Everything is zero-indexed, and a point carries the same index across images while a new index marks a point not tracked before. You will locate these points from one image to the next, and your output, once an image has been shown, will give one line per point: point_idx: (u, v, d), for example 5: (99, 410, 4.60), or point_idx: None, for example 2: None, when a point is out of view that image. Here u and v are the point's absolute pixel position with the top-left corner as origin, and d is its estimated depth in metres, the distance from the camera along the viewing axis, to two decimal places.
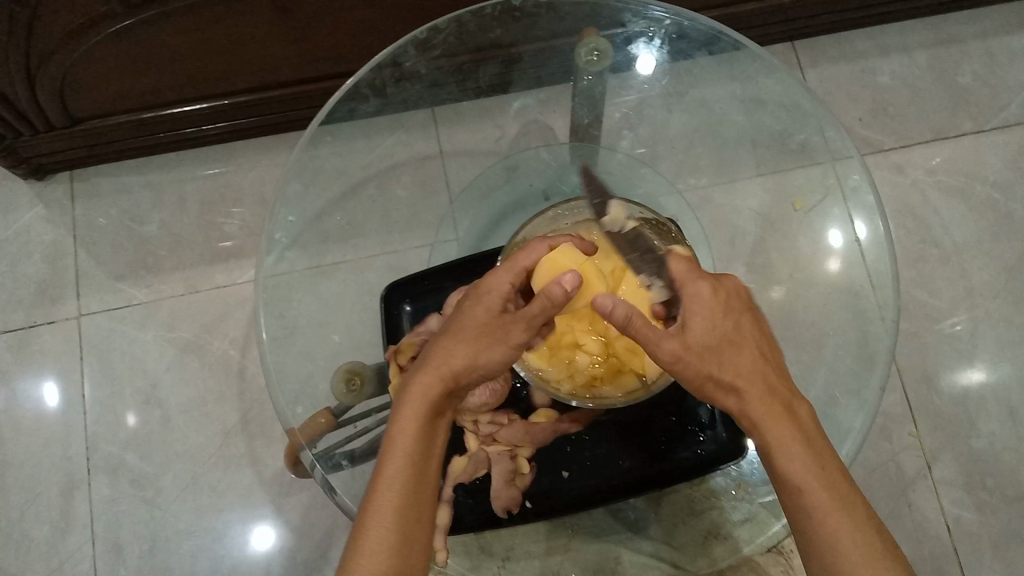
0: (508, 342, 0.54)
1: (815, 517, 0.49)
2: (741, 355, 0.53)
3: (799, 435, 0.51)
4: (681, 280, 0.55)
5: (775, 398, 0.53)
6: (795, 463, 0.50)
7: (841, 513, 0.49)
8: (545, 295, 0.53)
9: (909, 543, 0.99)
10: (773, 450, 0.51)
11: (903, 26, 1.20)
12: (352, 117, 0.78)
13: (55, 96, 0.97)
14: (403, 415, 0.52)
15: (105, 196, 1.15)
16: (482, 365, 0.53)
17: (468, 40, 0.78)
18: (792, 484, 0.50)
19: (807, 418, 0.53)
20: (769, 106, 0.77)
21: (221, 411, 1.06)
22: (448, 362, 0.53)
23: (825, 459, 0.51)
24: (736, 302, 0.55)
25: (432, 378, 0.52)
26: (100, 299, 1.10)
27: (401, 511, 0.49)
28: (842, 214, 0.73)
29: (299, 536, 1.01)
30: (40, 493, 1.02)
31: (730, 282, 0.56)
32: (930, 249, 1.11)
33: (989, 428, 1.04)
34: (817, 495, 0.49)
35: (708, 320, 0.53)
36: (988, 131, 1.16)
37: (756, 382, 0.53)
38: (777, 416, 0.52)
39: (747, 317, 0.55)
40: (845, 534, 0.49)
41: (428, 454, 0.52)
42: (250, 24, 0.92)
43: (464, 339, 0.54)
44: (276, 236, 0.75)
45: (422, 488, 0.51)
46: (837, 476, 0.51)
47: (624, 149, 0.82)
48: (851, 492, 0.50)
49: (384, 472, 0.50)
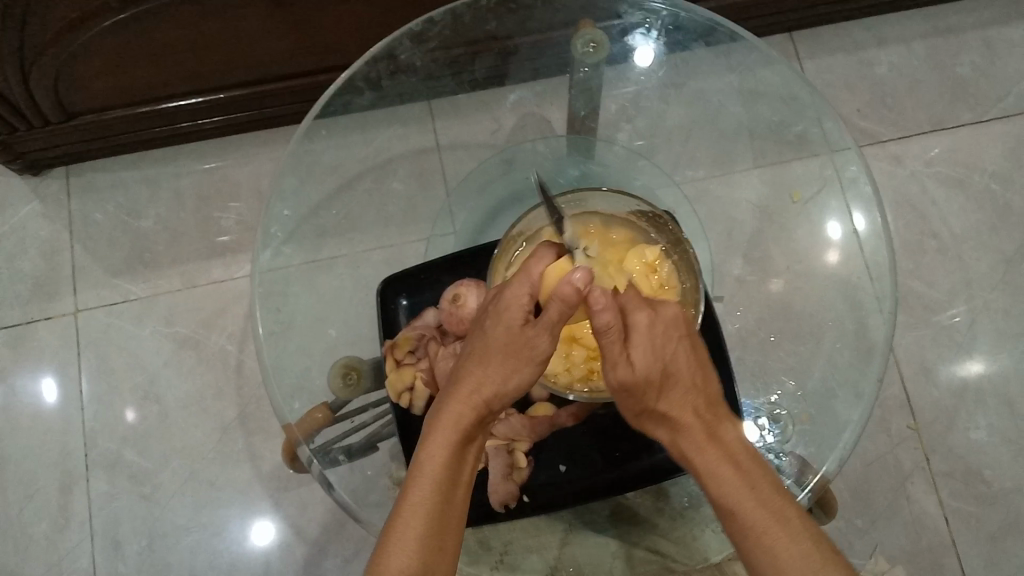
0: (535, 359, 0.53)
1: (753, 539, 0.49)
2: (672, 386, 0.53)
3: (727, 460, 0.52)
4: (623, 308, 0.53)
5: (702, 424, 0.53)
6: (726, 488, 0.51)
7: (778, 530, 0.49)
8: (557, 296, 0.50)
9: (907, 535, 1.00)
10: (706, 479, 0.52)
11: (902, 16, 1.20)
12: (346, 110, 0.77)
13: (50, 92, 0.97)
14: (435, 439, 0.51)
15: (101, 191, 1.14)
16: (512, 387, 0.53)
17: (463, 32, 0.78)
18: (726, 511, 0.51)
19: (736, 440, 0.53)
20: (768, 97, 0.76)
21: (219, 406, 1.06)
22: (480, 390, 0.53)
23: (758, 480, 0.51)
24: (675, 330, 0.54)
25: (464, 405, 0.52)
26: (97, 294, 1.10)
27: (426, 537, 0.49)
28: (840, 206, 0.73)
29: (298, 532, 1.01)
30: (39, 489, 1.03)
31: (668, 309, 0.54)
32: (929, 240, 1.11)
33: (987, 420, 1.04)
34: (752, 517, 0.50)
35: (646, 348, 0.52)
36: (987, 121, 1.16)
37: (686, 411, 0.53)
38: (704, 446, 0.52)
39: (683, 343, 0.54)
40: (783, 550, 0.48)
41: (455, 481, 0.51)
42: (245, 16, 0.91)
43: (491, 362, 0.53)
44: (272, 230, 0.75)
45: (450, 511, 0.50)
46: (772, 494, 0.51)
47: (623, 142, 0.83)
48: (787, 507, 0.50)
49: (410, 497, 0.50)
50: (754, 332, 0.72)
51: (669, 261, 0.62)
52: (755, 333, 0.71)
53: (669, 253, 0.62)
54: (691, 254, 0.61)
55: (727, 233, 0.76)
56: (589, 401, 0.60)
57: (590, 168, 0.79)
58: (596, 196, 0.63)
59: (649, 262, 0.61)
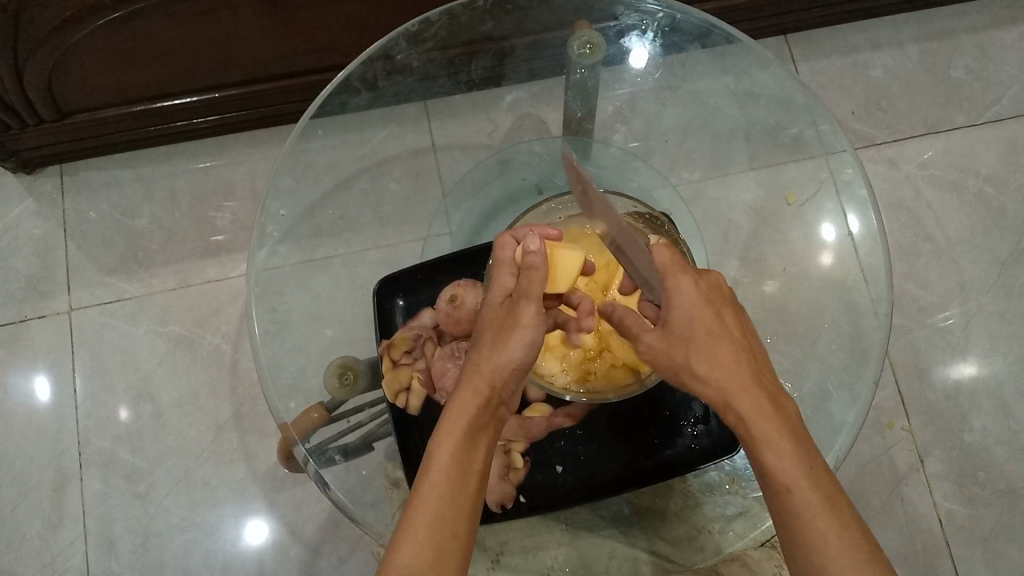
0: (521, 324, 0.53)
1: (803, 516, 0.48)
2: (720, 346, 0.52)
3: (785, 431, 0.50)
4: (664, 270, 0.54)
5: (760, 390, 0.51)
6: (782, 459, 0.49)
7: (829, 514, 0.47)
8: (527, 267, 0.54)
9: (900, 535, 1.00)
10: (759, 445, 0.50)
11: (896, 20, 1.20)
12: (343, 110, 0.78)
13: (44, 90, 0.96)
14: (447, 422, 0.52)
15: (96, 189, 1.14)
16: (508, 362, 0.53)
17: (459, 32, 0.78)
18: (776, 483, 0.49)
19: (792, 414, 0.52)
20: (763, 100, 0.77)
21: (214, 406, 1.06)
22: (481, 367, 0.53)
23: (813, 459, 0.49)
24: (719, 296, 0.54)
25: (470, 392, 0.52)
26: (91, 293, 1.10)
27: (438, 522, 0.48)
28: (835, 208, 0.73)
29: (293, 532, 1.01)
30: (32, 489, 1.02)
31: (713, 275, 0.56)
32: (922, 242, 1.12)
33: (980, 421, 1.04)
34: (805, 494, 0.48)
35: (690, 309, 0.53)
36: (981, 125, 1.16)
37: (738, 373, 0.52)
38: (763, 410, 0.50)
39: (728, 309, 0.54)
40: (834, 537, 0.47)
41: (466, 470, 0.50)
42: (240, 15, 0.91)
43: (485, 343, 0.54)
44: (267, 230, 0.74)
45: (462, 493, 0.49)
46: (824, 475, 0.49)
47: (618, 143, 0.82)
48: (837, 491, 0.49)
49: (423, 485, 0.49)
50: None
51: None
52: None
53: None
54: (688, 255, 0.61)
55: (723, 236, 0.78)
56: (586, 401, 0.61)
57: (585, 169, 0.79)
58: None
59: None
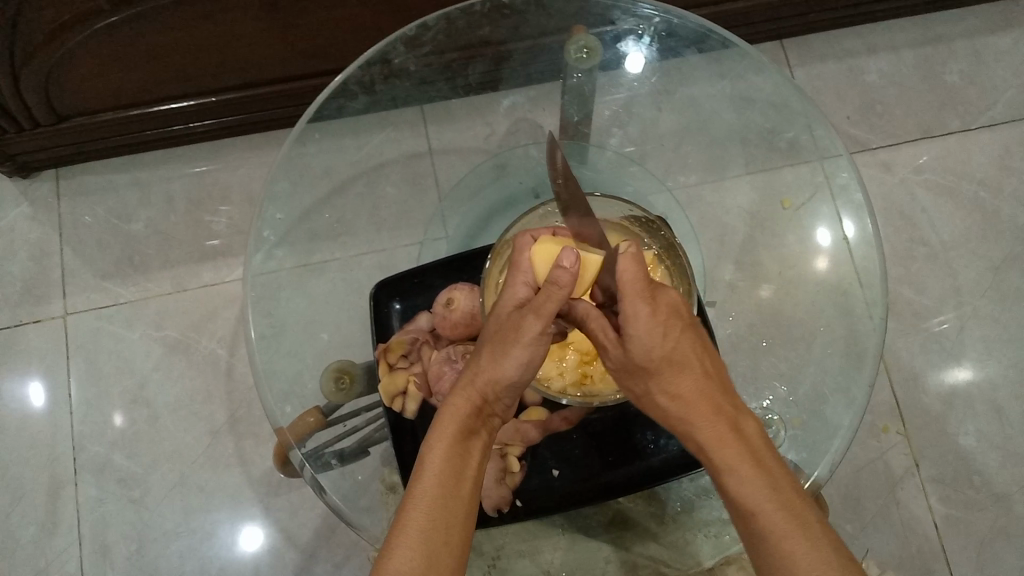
0: (522, 339, 0.52)
1: (770, 541, 0.47)
2: (680, 374, 0.52)
3: (747, 455, 0.50)
4: (624, 291, 0.52)
5: (721, 416, 0.51)
6: (745, 485, 0.49)
7: (798, 534, 0.47)
8: (550, 282, 0.52)
9: (896, 540, 1.00)
10: (722, 472, 0.50)
11: (891, 25, 1.21)
12: (340, 114, 0.77)
13: (41, 94, 0.96)
14: (438, 432, 0.52)
15: (91, 193, 1.14)
16: (505, 373, 0.52)
17: (457, 36, 0.77)
18: (742, 510, 0.49)
19: (755, 436, 0.51)
20: (759, 105, 0.77)
21: (210, 411, 1.05)
22: (476, 377, 0.53)
23: (779, 480, 0.49)
24: (676, 319, 0.53)
25: (462, 398, 0.53)
26: (86, 297, 1.09)
27: (430, 528, 0.48)
28: (831, 212, 0.73)
29: (288, 538, 1.01)
30: (26, 494, 1.02)
31: (667, 294, 0.54)
32: (918, 247, 1.12)
33: (975, 425, 1.05)
34: (770, 519, 0.48)
35: (647, 336, 0.52)
36: (975, 129, 1.17)
37: (698, 401, 0.52)
38: (724, 437, 0.50)
39: (688, 331, 0.53)
40: (802, 557, 0.46)
41: (460, 475, 0.50)
42: (238, 19, 0.91)
43: (484, 353, 0.54)
44: (264, 234, 0.74)
45: (454, 504, 0.49)
46: (790, 495, 0.49)
47: (613, 147, 0.84)
48: (805, 511, 0.48)
49: (413, 497, 0.49)
50: (744, 339, 0.72)
51: (662, 266, 0.63)
52: (746, 339, 0.72)
53: (662, 258, 0.63)
54: (684, 259, 0.61)
55: (719, 239, 0.79)
56: (583, 404, 0.60)
57: (582, 173, 0.79)
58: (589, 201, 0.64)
59: None
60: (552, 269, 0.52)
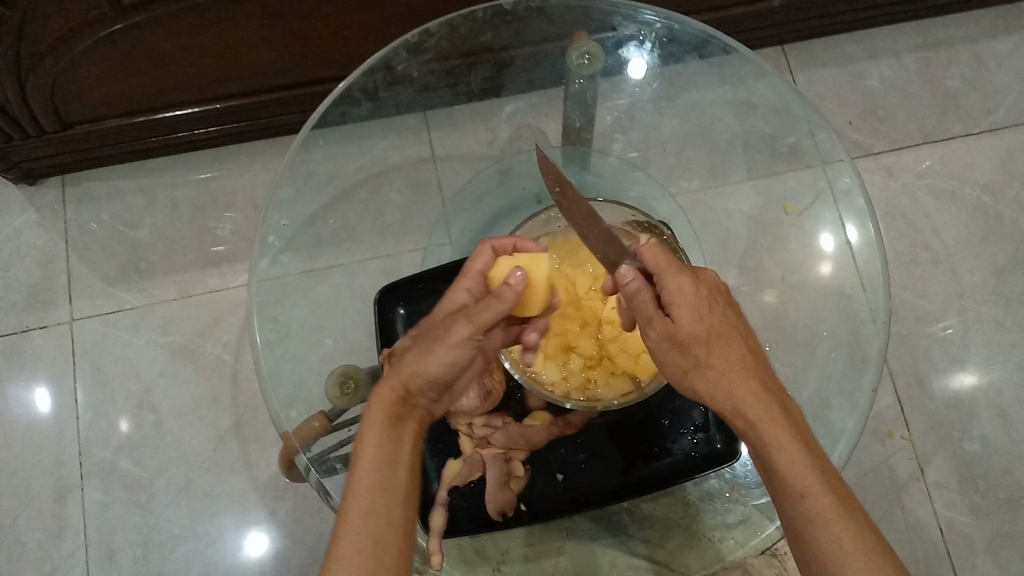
0: (450, 342, 0.53)
1: (817, 517, 0.48)
2: (727, 348, 0.52)
3: (794, 433, 0.50)
4: (660, 271, 0.53)
5: (767, 394, 0.51)
6: (793, 462, 0.49)
7: (842, 512, 0.48)
8: (493, 296, 0.53)
9: (901, 543, 1.00)
10: (769, 448, 0.50)
11: (893, 30, 1.21)
12: (343, 120, 0.79)
13: (47, 101, 0.97)
14: (369, 424, 0.52)
15: (97, 200, 1.14)
16: (430, 370, 0.53)
17: (459, 44, 0.78)
18: (791, 487, 0.49)
19: (798, 416, 0.52)
20: (761, 110, 0.78)
21: (215, 416, 1.06)
22: (403, 373, 0.53)
23: (821, 459, 0.50)
24: (720, 297, 0.54)
25: (387, 389, 0.53)
26: (92, 303, 1.10)
27: (371, 510, 0.49)
28: (833, 217, 0.74)
29: (293, 542, 1.01)
30: (32, 499, 1.02)
31: (710, 275, 0.55)
32: (920, 251, 1.12)
33: (980, 429, 1.05)
34: (817, 494, 0.48)
35: (691, 309, 0.52)
36: (978, 134, 1.17)
37: (742, 377, 0.52)
38: (773, 414, 0.51)
39: (729, 310, 0.54)
40: (847, 537, 0.47)
41: (393, 460, 0.52)
42: (241, 27, 0.92)
43: (414, 349, 0.54)
44: (270, 240, 0.75)
45: (392, 488, 0.50)
46: (834, 477, 0.50)
47: (616, 152, 0.84)
48: (850, 492, 0.50)
49: (350, 487, 0.50)
50: None
51: None
52: None
53: None
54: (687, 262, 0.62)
55: (721, 245, 0.80)
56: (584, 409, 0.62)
57: (585, 179, 0.80)
58: (592, 206, 0.65)
59: None
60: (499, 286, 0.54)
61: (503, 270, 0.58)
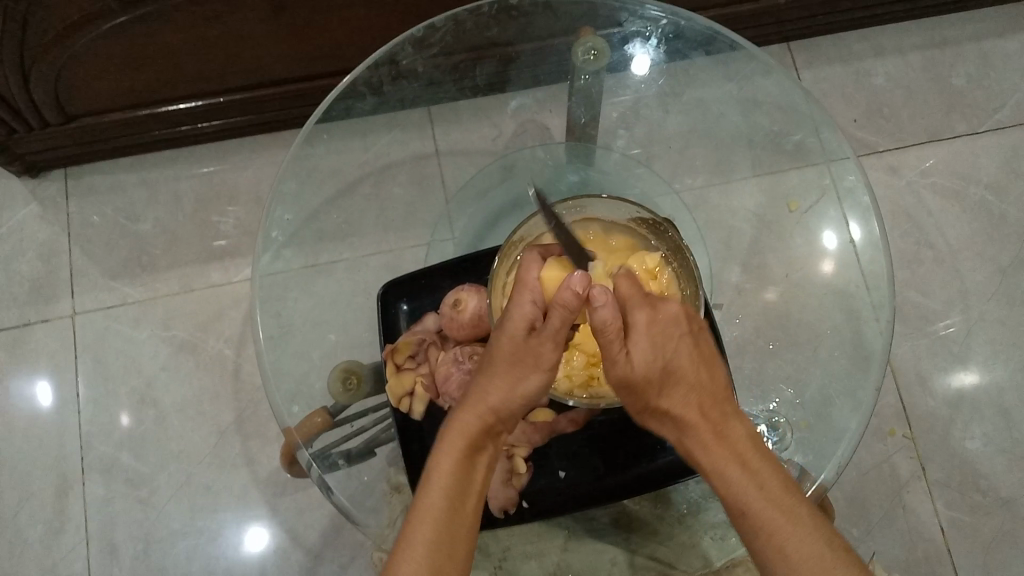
0: (540, 368, 0.53)
1: (762, 536, 0.49)
2: (673, 385, 0.53)
3: (734, 458, 0.51)
4: (624, 302, 0.53)
5: (706, 422, 0.53)
6: (730, 487, 0.51)
7: (787, 528, 0.49)
8: (557, 303, 0.50)
9: (902, 542, 1.00)
10: (711, 476, 0.52)
11: (898, 28, 1.21)
12: (347, 114, 0.78)
13: (50, 93, 0.97)
14: (444, 449, 0.52)
15: (100, 194, 1.14)
16: (519, 396, 0.53)
17: (466, 38, 0.77)
18: (734, 508, 0.51)
19: (744, 438, 0.52)
20: (766, 108, 0.77)
21: (216, 411, 1.06)
22: (487, 399, 0.53)
23: (766, 478, 0.51)
24: (676, 327, 0.53)
25: (469, 414, 0.53)
26: (94, 297, 1.10)
27: (436, 542, 0.49)
28: (837, 216, 0.73)
29: (293, 537, 1.01)
30: (33, 492, 1.02)
31: (669, 306, 0.53)
32: (925, 250, 1.12)
33: (982, 430, 1.04)
34: (757, 516, 0.50)
35: (646, 346, 0.52)
36: (983, 132, 1.17)
37: (690, 410, 0.53)
38: (708, 443, 0.52)
39: (686, 341, 0.53)
40: (790, 548, 0.48)
41: (465, 491, 0.52)
42: (245, 21, 0.91)
43: (496, 372, 0.53)
44: (272, 235, 0.74)
45: (460, 518, 0.51)
46: (780, 491, 0.50)
47: (620, 148, 0.84)
48: (795, 504, 0.50)
49: (417, 512, 0.50)
50: (751, 340, 0.73)
51: (669, 268, 0.62)
52: (752, 340, 0.72)
53: (670, 259, 0.62)
54: (692, 261, 0.61)
55: (726, 242, 0.80)
56: (588, 406, 0.60)
57: (589, 174, 0.79)
58: (596, 202, 0.63)
59: (649, 268, 0.61)
60: (558, 290, 0.50)
61: (557, 276, 0.55)
